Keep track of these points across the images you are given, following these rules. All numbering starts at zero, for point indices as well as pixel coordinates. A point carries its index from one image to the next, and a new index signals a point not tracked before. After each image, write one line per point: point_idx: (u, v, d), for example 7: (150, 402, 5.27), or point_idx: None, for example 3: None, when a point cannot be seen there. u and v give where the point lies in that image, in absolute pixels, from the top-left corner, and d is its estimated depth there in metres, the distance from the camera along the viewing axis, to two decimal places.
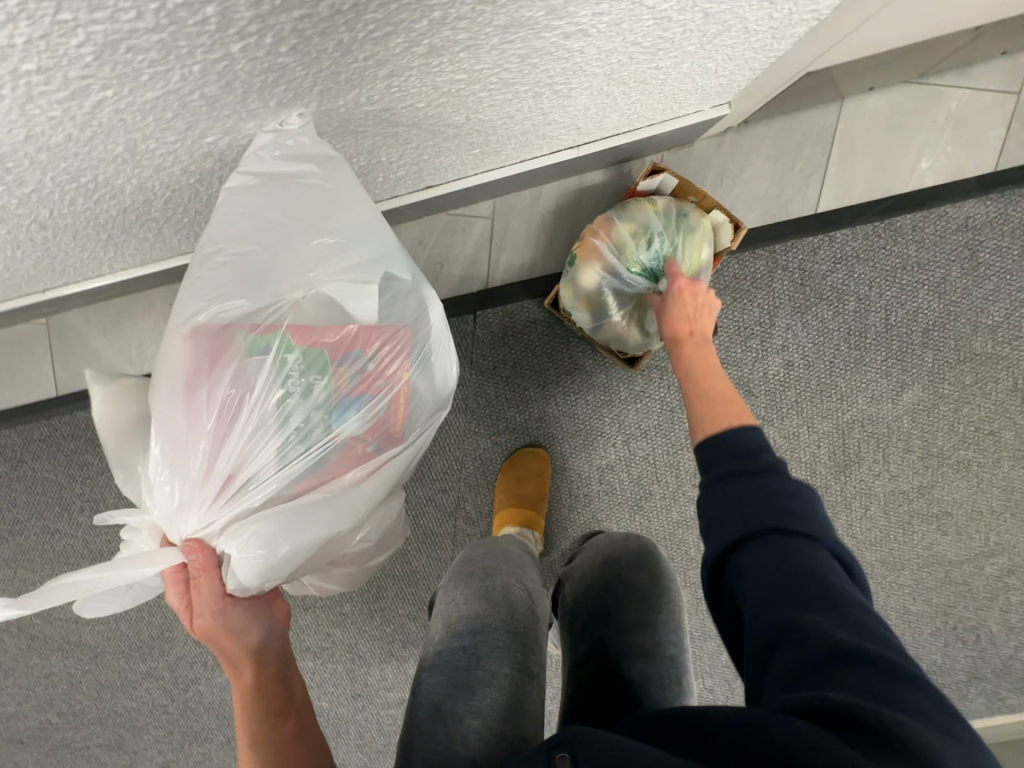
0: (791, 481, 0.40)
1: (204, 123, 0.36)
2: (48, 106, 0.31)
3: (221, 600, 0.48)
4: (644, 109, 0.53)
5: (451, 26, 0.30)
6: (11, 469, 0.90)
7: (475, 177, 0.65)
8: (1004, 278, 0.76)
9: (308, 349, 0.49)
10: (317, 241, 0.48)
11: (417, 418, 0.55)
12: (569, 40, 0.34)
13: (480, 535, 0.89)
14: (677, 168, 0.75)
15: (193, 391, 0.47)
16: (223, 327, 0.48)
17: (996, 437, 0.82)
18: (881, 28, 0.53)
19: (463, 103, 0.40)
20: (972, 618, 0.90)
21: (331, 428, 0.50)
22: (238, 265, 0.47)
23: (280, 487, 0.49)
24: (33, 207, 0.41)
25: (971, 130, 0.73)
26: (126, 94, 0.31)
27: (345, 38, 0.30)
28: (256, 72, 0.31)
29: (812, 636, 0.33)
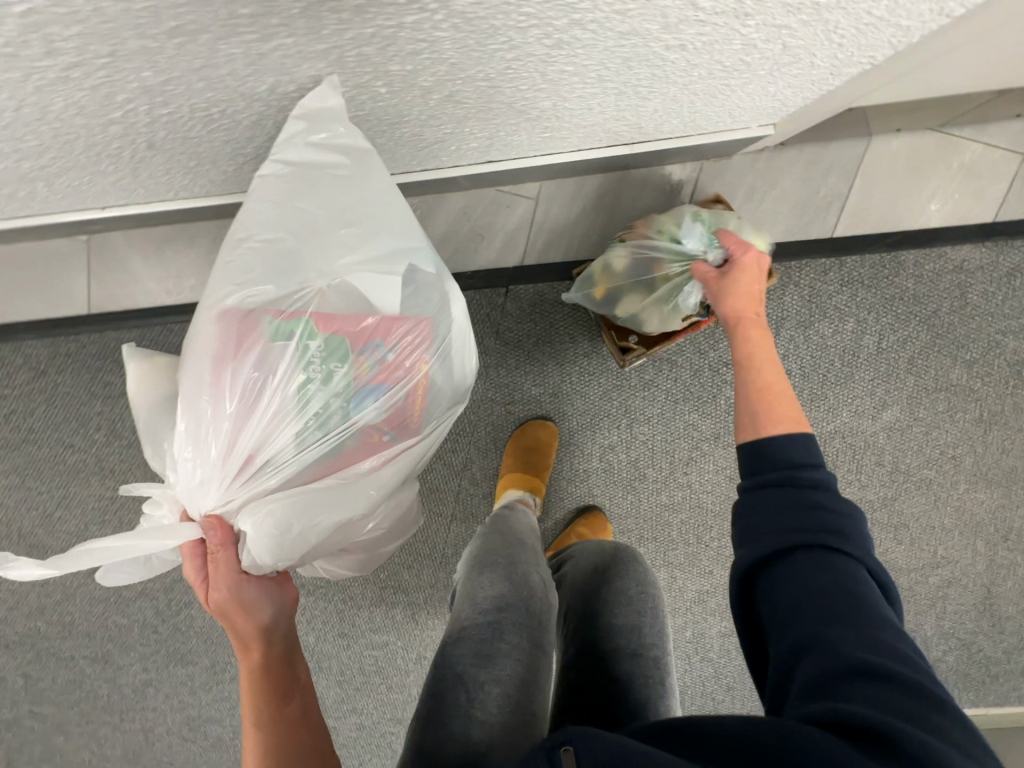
0: (838, 501, 0.43)
1: (341, 81, 0.40)
2: (223, 46, 0.34)
3: (237, 576, 0.49)
4: (701, 121, 0.58)
5: (581, 27, 0.35)
6: (33, 379, 0.92)
7: (532, 159, 0.69)
8: (986, 319, 0.84)
9: (330, 337, 0.51)
10: (344, 229, 0.51)
11: (431, 409, 0.57)
12: (669, 51, 0.39)
13: (482, 497, 0.95)
14: (714, 177, 0.80)
15: (219, 372, 0.50)
16: (252, 312, 0.50)
17: (957, 462, 0.91)
18: (921, 79, 0.59)
19: (558, 93, 0.45)
20: (911, 621, 1.00)
21: (350, 414, 0.52)
22: (270, 252, 0.51)
23: (294, 468, 0.51)
24: (152, 128, 0.45)
25: (979, 182, 0.80)
26: (292, 46, 0.35)
27: (495, 28, 0.34)
28: (406, 43, 0.36)
29: (846, 655, 0.35)
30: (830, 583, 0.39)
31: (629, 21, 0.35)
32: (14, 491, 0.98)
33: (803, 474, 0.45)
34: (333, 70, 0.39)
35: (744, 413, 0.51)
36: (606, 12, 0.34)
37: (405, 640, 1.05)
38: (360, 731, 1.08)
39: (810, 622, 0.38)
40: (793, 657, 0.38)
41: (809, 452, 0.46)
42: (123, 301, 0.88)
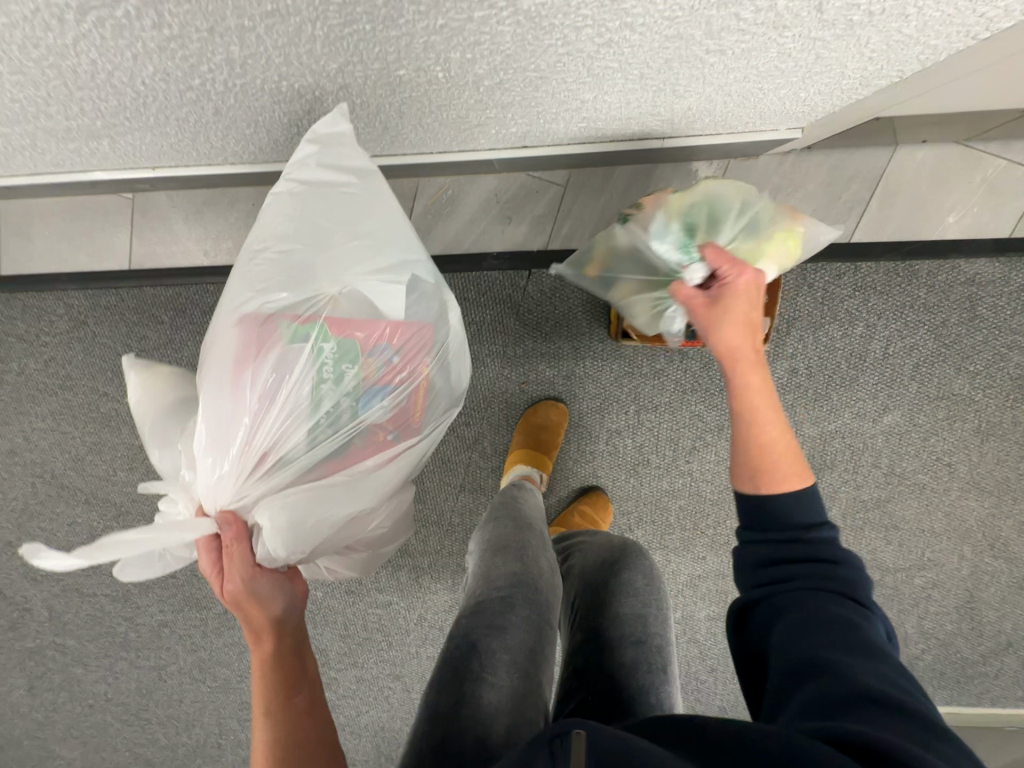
0: (836, 547, 0.46)
1: (401, 65, 0.43)
2: (302, 24, 0.38)
3: (251, 570, 0.52)
4: (732, 121, 0.61)
5: (630, 29, 0.38)
6: (73, 328, 0.96)
7: (566, 146, 0.72)
8: (993, 333, 0.87)
9: (342, 340, 0.56)
10: (355, 243, 0.58)
11: (431, 411, 0.63)
12: (708, 56, 0.42)
13: (491, 470, 0.99)
14: (740, 176, 0.83)
15: (240, 372, 0.55)
16: (270, 317, 0.56)
17: (951, 469, 0.95)
18: (950, 93, 0.61)
19: (601, 87, 0.48)
20: (893, 619, 1.04)
21: (357, 414, 0.57)
22: (284, 262, 0.56)
23: (306, 463, 0.57)
24: (222, 94, 0.48)
25: (999, 198, 0.82)
26: (363, 29, 0.39)
27: (552, 25, 0.37)
28: (468, 34, 0.39)
29: (846, 674, 0.37)
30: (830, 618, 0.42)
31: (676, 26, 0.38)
32: (49, 432, 1.04)
33: (802, 519, 0.48)
34: (397, 54, 0.42)
35: (749, 454, 0.50)
36: (655, 17, 0.37)
37: (408, 601, 1.10)
38: (359, 683, 1.14)
39: (811, 648, 0.40)
40: (797, 683, 0.39)
41: (818, 509, 0.47)
42: (163, 258, 0.92)
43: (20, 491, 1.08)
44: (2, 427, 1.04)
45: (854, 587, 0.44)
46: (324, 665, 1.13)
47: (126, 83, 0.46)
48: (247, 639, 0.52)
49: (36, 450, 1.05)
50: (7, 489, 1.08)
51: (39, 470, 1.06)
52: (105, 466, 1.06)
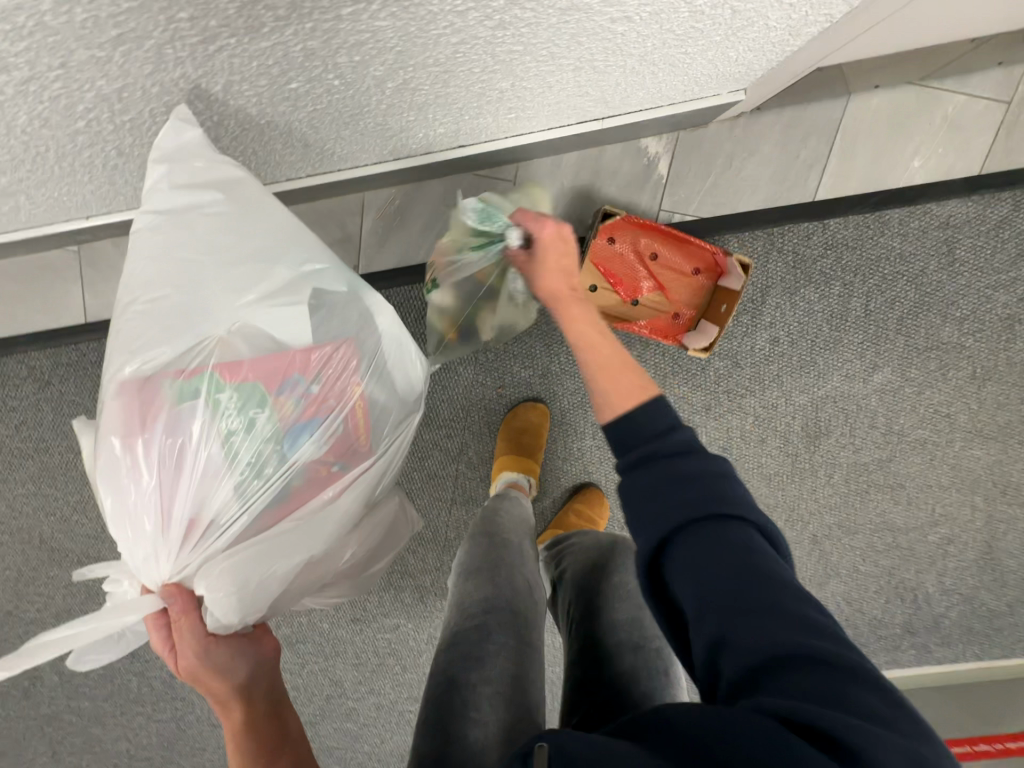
0: (706, 459, 0.44)
1: (292, 76, 0.41)
2: (174, 46, 0.35)
3: (204, 641, 0.51)
4: (667, 91, 0.58)
5: (520, 5, 0.35)
6: (39, 390, 0.94)
7: (504, 140, 0.70)
8: (975, 274, 0.84)
9: (242, 384, 0.53)
10: (237, 270, 0.53)
11: (375, 426, 0.61)
12: (615, 24, 0.39)
13: (480, 480, 0.97)
14: (691, 147, 0.80)
15: (133, 443, 0.51)
16: (152, 377, 0.52)
17: (951, 420, 0.91)
18: (890, 32, 0.58)
19: (514, 73, 0.45)
20: (912, 579, 1.01)
21: (286, 457, 0.54)
22: (166, 309, 0.52)
23: (241, 519, 0.53)
24: (120, 134, 0.46)
25: (962, 134, 0.79)
26: (240, 42, 0.36)
27: (437, 10, 0.35)
28: (352, 33, 0.36)
29: (757, 639, 0.36)
30: (730, 564, 0.39)
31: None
32: (32, 498, 1.02)
33: (664, 441, 0.45)
34: (284, 65, 0.39)
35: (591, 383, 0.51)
36: None
37: (416, 622, 1.08)
38: (379, 710, 1.12)
39: (725, 609, 0.38)
40: (713, 650, 0.37)
41: (666, 415, 0.47)
42: None
43: (12, 560, 1.07)
44: None
45: (723, 500, 0.42)
46: (342, 696, 1.11)
47: (14, 136, 0.44)
48: (217, 708, 0.54)
49: (21, 517, 1.03)
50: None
51: (27, 537, 1.05)
52: (92, 525, 1.04)
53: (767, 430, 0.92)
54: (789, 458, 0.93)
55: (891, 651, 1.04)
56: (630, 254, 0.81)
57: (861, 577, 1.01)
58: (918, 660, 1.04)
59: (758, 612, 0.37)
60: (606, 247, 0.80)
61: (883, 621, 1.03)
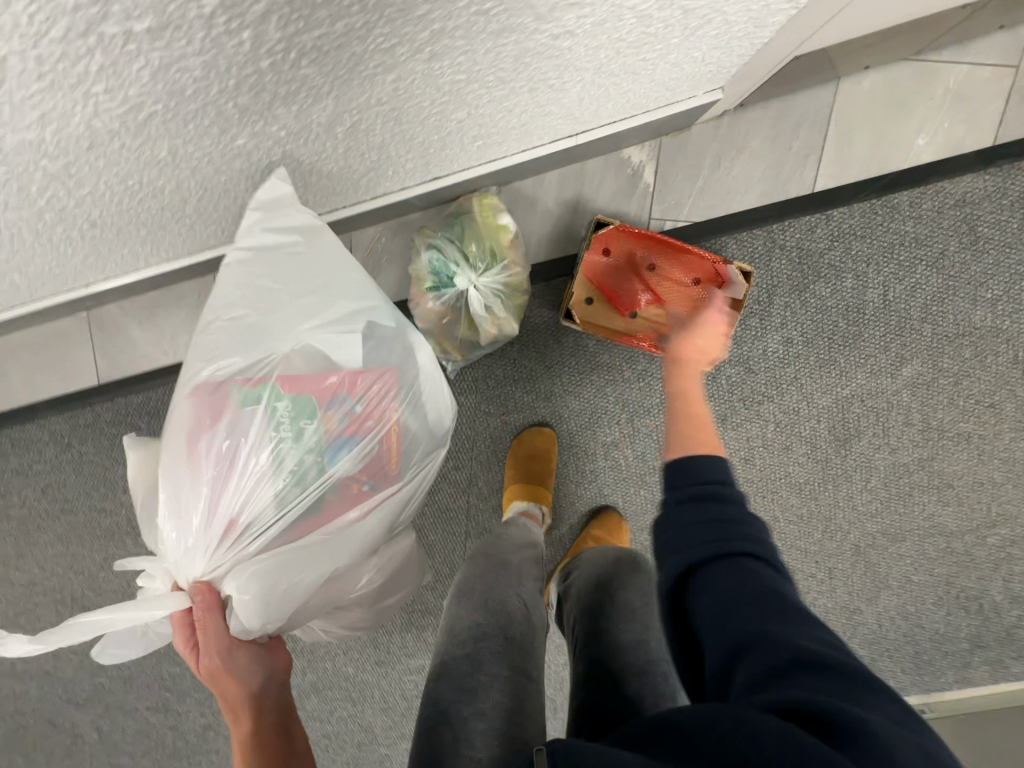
0: (743, 507, 0.46)
1: (235, 129, 0.41)
2: (109, 120, 0.36)
3: (227, 645, 0.50)
4: (640, 98, 0.56)
5: (449, 35, 0.35)
6: (61, 452, 0.98)
7: (480, 167, 0.69)
8: (1003, 252, 0.77)
9: (297, 395, 0.53)
10: (304, 300, 0.54)
11: (409, 456, 0.59)
12: (558, 41, 0.38)
13: (492, 510, 0.94)
14: (676, 153, 0.77)
15: (196, 443, 0.51)
16: (220, 383, 0.52)
17: (997, 410, 0.84)
18: (868, 12, 0.55)
19: (465, 101, 0.44)
20: (975, 587, 0.92)
21: (324, 469, 0.53)
22: (236, 328, 0.53)
23: (278, 529, 0.52)
24: (87, 208, 0.46)
25: (969, 106, 0.74)
26: (173, 106, 0.36)
27: (357, 50, 0.35)
28: (280, 82, 0.36)
29: (776, 643, 0.35)
30: (741, 579, 0.40)
31: (495, 19, 0.35)
32: (61, 557, 1.05)
33: (715, 484, 0.47)
34: (224, 121, 0.40)
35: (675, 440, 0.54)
36: (467, 14, 0.34)
37: None
38: None
39: (744, 619, 0.38)
40: (732, 662, 0.37)
41: (723, 471, 0.48)
42: (129, 366, 0.93)
43: (47, 619, 1.09)
44: (17, 561, 1.06)
45: (755, 536, 0.44)
46: (373, 743, 1.08)
47: None
48: (227, 718, 0.51)
49: (53, 577, 1.06)
50: (35, 619, 1.09)
51: (59, 596, 1.07)
52: (119, 580, 1.06)
53: (791, 436, 0.86)
54: (819, 464, 0.87)
55: (961, 669, 0.94)
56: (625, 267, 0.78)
57: (916, 589, 0.93)
58: (994, 678, 0.94)
59: (770, 616, 0.37)
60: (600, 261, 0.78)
61: (947, 636, 0.94)
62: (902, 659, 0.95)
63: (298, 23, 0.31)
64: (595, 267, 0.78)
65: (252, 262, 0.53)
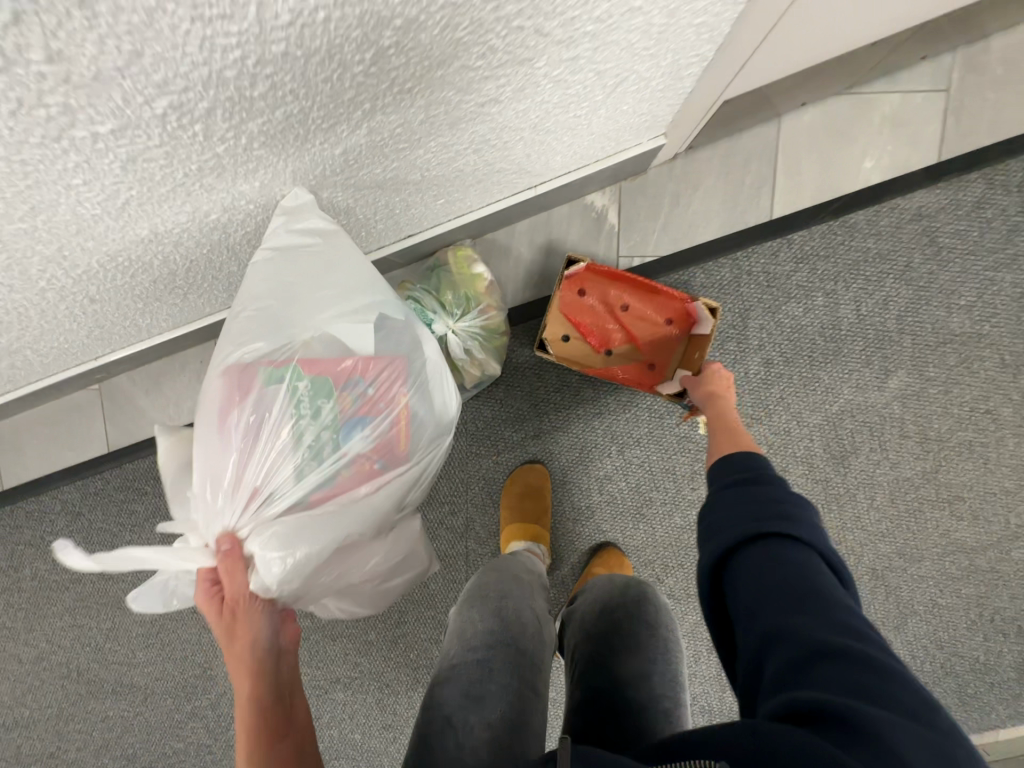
0: (788, 492, 0.46)
1: (205, 205, 0.46)
2: (91, 207, 0.41)
3: (249, 595, 0.47)
4: (587, 148, 0.60)
5: (382, 110, 0.41)
6: (71, 522, 1.00)
7: (451, 222, 0.74)
8: (969, 259, 0.79)
9: (317, 378, 0.51)
10: (322, 293, 0.52)
11: (421, 443, 0.56)
12: (486, 107, 0.44)
13: (491, 554, 0.93)
14: (636, 194, 0.82)
15: (223, 417, 0.50)
16: (247, 364, 0.51)
17: (995, 416, 0.82)
18: (781, 56, 0.61)
19: (416, 165, 0.50)
20: (1009, 608, 0.86)
21: (339, 447, 0.51)
22: (258, 315, 0.51)
23: (296, 499, 0.50)
24: (83, 286, 0.52)
25: (909, 129, 0.78)
26: (146, 192, 0.41)
27: (302, 132, 0.40)
28: (238, 163, 0.42)
29: (797, 637, 0.36)
30: (777, 580, 0.39)
31: (421, 94, 0.40)
32: (69, 628, 1.05)
33: (753, 478, 0.48)
34: (194, 199, 0.45)
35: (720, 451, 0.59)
36: (394, 94, 0.39)
37: None
38: None
39: (773, 610, 0.38)
40: (760, 649, 0.38)
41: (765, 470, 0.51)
42: (136, 432, 0.97)
43: (53, 695, 1.08)
44: (26, 635, 1.06)
45: (787, 517, 0.43)
46: None
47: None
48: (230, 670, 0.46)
49: (59, 651, 1.06)
50: (40, 698, 1.08)
51: (65, 671, 1.06)
52: (124, 651, 1.05)
53: (786, 457, 0.85)
54: (820, 485, 0.85)
55: (1010, 701, 0.87)
56: (601, 305, 0.80)
57: (946, 613, 0.87)
58: None
59: (797, 607, 0.38)
60: (577, 301, 0.80)
61: (990, 665, 0.88)
62: (945, 693, 0.88)
63: (243, 116, 0.37)
64: (571, 305, 0.79)
65: (274, 261, 0.51)
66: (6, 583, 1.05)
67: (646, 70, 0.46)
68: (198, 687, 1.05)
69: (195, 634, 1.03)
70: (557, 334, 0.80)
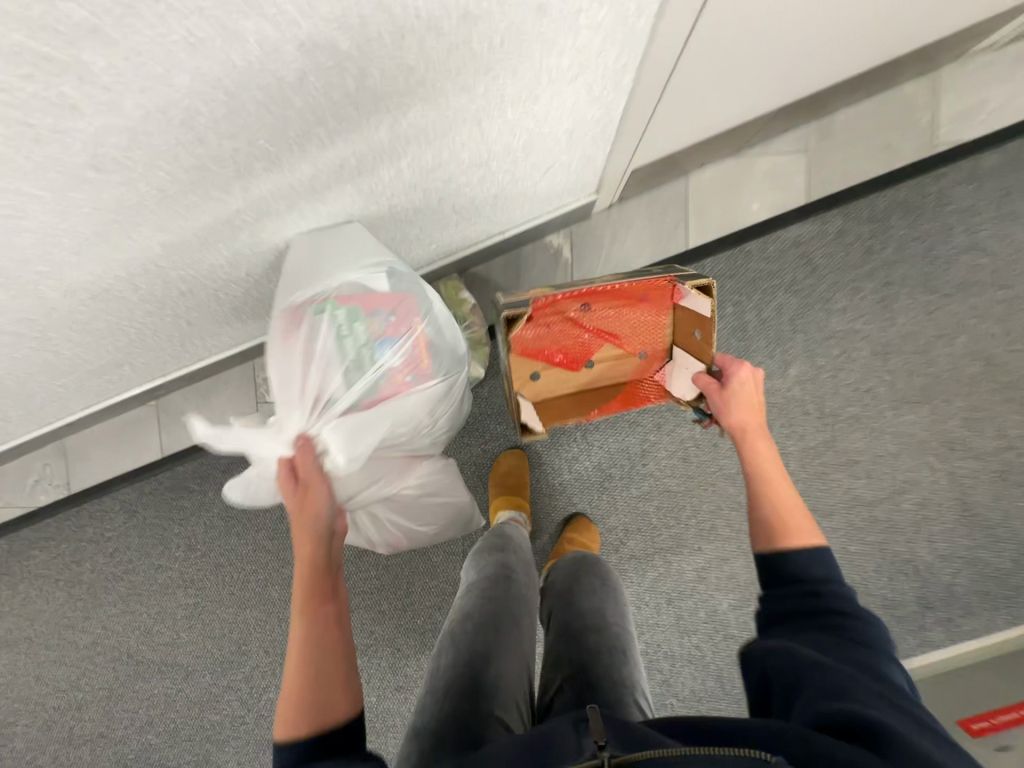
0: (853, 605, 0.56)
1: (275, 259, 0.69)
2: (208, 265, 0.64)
3: (319, 474, 0.66)
4: (535, 201, 0.85)
5: None
6: (128, 519, 1.19)
7: (441, 259, 0.98)
8: (838, 273, 1.03)
9: (351, 308, 0.70)
10: (347, 253, 0.71)
11: (436, 361, 0.77)
12: (459, 180, 0.71)
13: (483, 527, 1.12)
14: (583, 234, 1.07)
15: (285, 343, 0.68)
16: (298, 304, 0.69)
17: (874, 394, 1.04)
18: (667, 138, 0.86)
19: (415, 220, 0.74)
20: (906, 551, 1.06)
21: (375, 361, 0.70)
22: (301, 273, 0.70)
23: (349, 402, 0.68)
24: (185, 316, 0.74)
25: (783, 179, 1.04)
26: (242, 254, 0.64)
27: None
28: None
29: (845, 682, 0.46)
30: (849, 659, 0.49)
31: None
32: (122, 615, 1.22)
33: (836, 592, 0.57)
34: None
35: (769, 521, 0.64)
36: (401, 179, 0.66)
37: None
38: None
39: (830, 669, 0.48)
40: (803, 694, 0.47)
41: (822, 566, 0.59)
42: (185, 439, 1.17)
43: (105, 677, 1.23)
44: (83, 623, 1.22)
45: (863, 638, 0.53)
46: None
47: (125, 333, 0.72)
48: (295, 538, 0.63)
49: (112, 636, 1.22)
50: (94, 680, 1.24)
51: (117, 654, 1.22)
52: (169, 632, 1.21)
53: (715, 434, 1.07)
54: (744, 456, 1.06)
55: (915, 630, 1.06)
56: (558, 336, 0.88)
57: (856, 557, 1.07)
58: (949, 638, 1.05)
59: (854, 673, 0.47)
60: (527, 337, 0.87)
61: (897, 600, 1.06)
62: None
63: None
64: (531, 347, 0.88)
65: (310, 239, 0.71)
66: (68, 577, 1.22)
67: (558, 145, 0.72)
68: (233, 662, 1.21)
69: (232, 614, 1.20)
70: (532, 379, 0.92)
